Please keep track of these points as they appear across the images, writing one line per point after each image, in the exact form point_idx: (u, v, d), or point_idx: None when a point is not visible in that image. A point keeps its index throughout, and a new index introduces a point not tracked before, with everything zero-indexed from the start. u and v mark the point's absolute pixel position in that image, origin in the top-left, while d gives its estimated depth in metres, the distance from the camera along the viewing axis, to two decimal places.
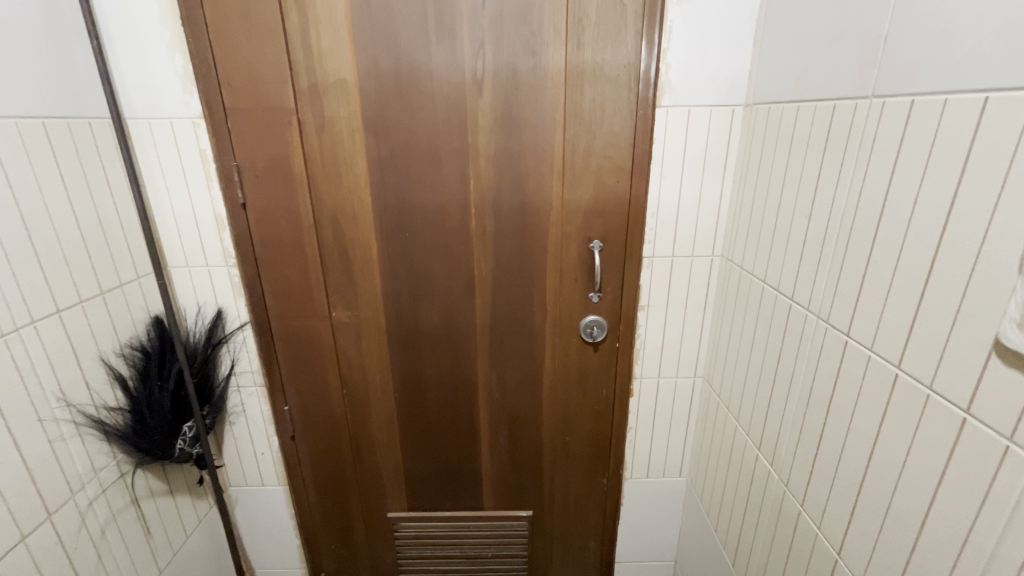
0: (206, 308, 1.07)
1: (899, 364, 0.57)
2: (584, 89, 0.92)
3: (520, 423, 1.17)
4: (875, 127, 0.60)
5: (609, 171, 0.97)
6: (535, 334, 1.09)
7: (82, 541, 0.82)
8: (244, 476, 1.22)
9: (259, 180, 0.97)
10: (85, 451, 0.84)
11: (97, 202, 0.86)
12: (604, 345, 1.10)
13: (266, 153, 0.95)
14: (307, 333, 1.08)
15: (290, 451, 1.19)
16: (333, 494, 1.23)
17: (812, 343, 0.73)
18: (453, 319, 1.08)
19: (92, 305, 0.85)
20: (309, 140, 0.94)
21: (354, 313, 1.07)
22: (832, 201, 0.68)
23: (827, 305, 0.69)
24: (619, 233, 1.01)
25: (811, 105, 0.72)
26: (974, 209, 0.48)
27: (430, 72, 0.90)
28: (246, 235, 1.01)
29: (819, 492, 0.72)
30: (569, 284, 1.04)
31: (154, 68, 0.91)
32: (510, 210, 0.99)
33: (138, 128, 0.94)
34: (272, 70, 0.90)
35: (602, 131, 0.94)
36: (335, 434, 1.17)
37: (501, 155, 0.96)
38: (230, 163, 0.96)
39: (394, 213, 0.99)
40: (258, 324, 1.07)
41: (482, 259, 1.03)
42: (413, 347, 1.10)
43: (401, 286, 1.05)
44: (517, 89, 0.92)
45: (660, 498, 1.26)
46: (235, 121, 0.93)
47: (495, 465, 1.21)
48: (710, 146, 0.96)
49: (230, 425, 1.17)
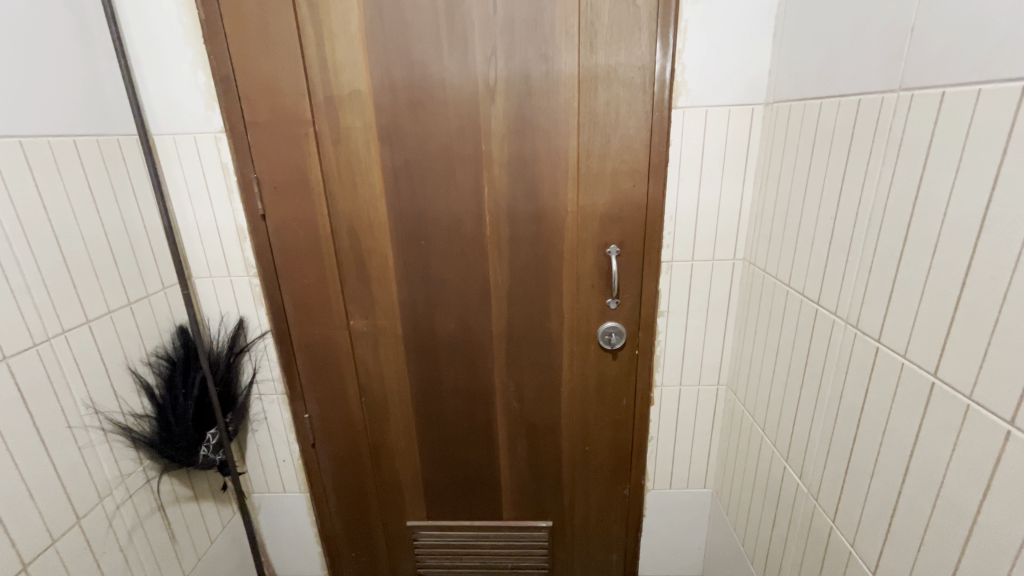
0: (228, 317, 1.09)
1: (934, 373, 0.53)
2: (598, 92, 0.91)
3: (539, 432, 1.15)
4: (903, 122, 0.57)
5: (624, 174, 0.95)
6: (553, 341, 1.07)
7: (109, 545, 0.84)
8: (267, 483, 1.24)
9: (279, 192, 0.99)
10: (113, 457, 0.86)
11: (124, 213, 0.89)
12: (623, 353, 1.07)
13: (285, 166, 0.97)
14: (325, 342, 1.09)
15: (310, 459, 1.20)
16: (353, 502, 1.24)
17: (840, 350, 0.70)
18: (469, 327, 1.07)
19: (120, 316, 0.88)
20: (326, 151, 0.96)
21: (371, 321, 1.08)
22: (859, 200, 0.65)
23: (855, 310, 0.66)
24: (637, 239, 0.99)
25: (835, 101, 0.69)
26: (1014, 205, 0.44)
27: (442, 80, 0.91)
28: (266, 246, 1.03)
29: (852, 507, 0.69)
30: (587, 291, 1.03)
31: (177, 86, 0.94)
32: (525, 216, 0.98)
33: (163, 143, 0.97)
34: (290, 84, 0.92)
35: (617, 134, 0.93)
36: (353, 441, 1.18)
37: (515, 162, 0.95)
38: (250, 176, 0.98)
39: (410, 221, 1.00)
40: (278, 332, 1.09)
41: (497, 266, 1.02)
42: (429, 355, 1.10)
43: (417, 295, 1.05)
44: (530, 94, 0.91)
45: (684, 510, 1.23)
46: (255, 134, 0.95)
47: (514, 474, 1.19)
48: (729, 148, 0.94)
49: (252, 433, 1.19)
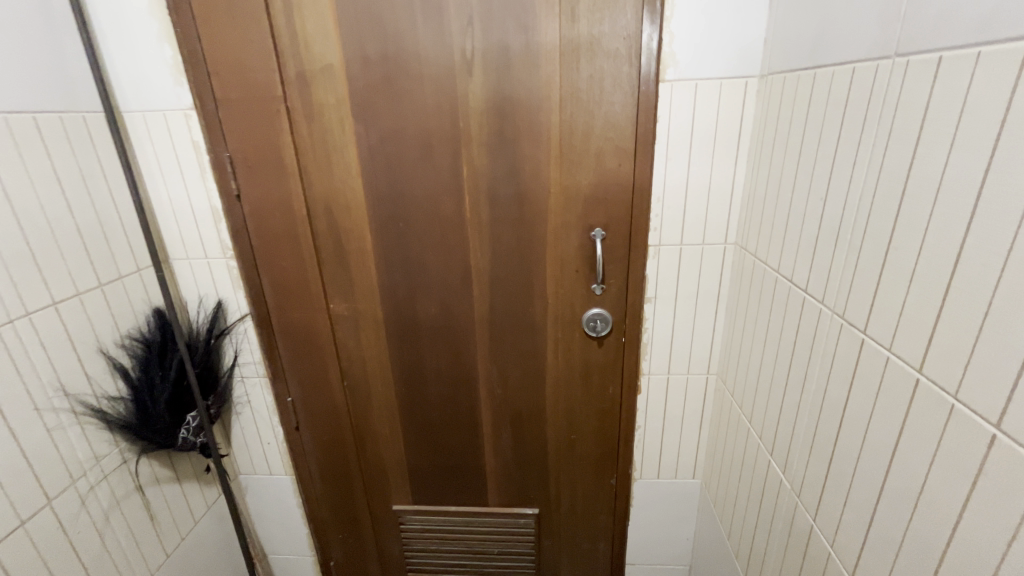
0: (207, 299, 1.07)
1: (919, 369, 0.49)
2: (580, 65, 0.85)
3: (523, 420, 1.13)
4: (897, 92, 0.51)
5: (609, 154, 0.90)
6: (536, 327, 1.04)
7: (84, 526, 0.84)
8: (253, 465, 1.24)
9: (253, 172, 0.96)
10: (86, 439, 0.86)
11: (93, 194, 0.87)
12: (609, 340, 1.04)
13: (258, 144, 0.94)
14: (306, 326, 1.08)
15: (294, 441, 1.20)
16: (339, 485, 1.24)
17: (826, 341, 0.65)
18: (450, 311, 1.05)
19: (90, 298, 0.86)
20: (299, 130, 0.92)
21: (351, 305, 1.06)
22: (850, 179, 0.60)
23: (842, 300, 0.62)
24: (622, 222, 0.95)
25: (829, 71, 0.64)
26: (1010, 185, 0.40)
27: (417, 53, 0.86)
28: (242, 228, 1.00)
29: (833, 506, 0.65)
30: (571, 276, 0.99)
31: (144, 61, 0.91)
32: (506, 197, 0.94)
33: (133, 121, 0.95)
34: (259, 58, 0.88)
35: (601, 111, 0.88)
36: (337, 425, 1.17)
37: (495, 140, 0.91)
38: (223, 155, 0.95)
39: (387, 203, 0.97)
40: (258, 315, 1.08)
41: (478, 250, 0.99)
42: (411, 339, 1.08)
43: (397, 278, 1.03)
44: (509, 68, 0.86)
45: (673, 501, 1.20)
46: (226, 112, 0.92)
47: (499, 461, 1.18)
48: (720, 125, 0.88)
49: (236, 415, 1.19)
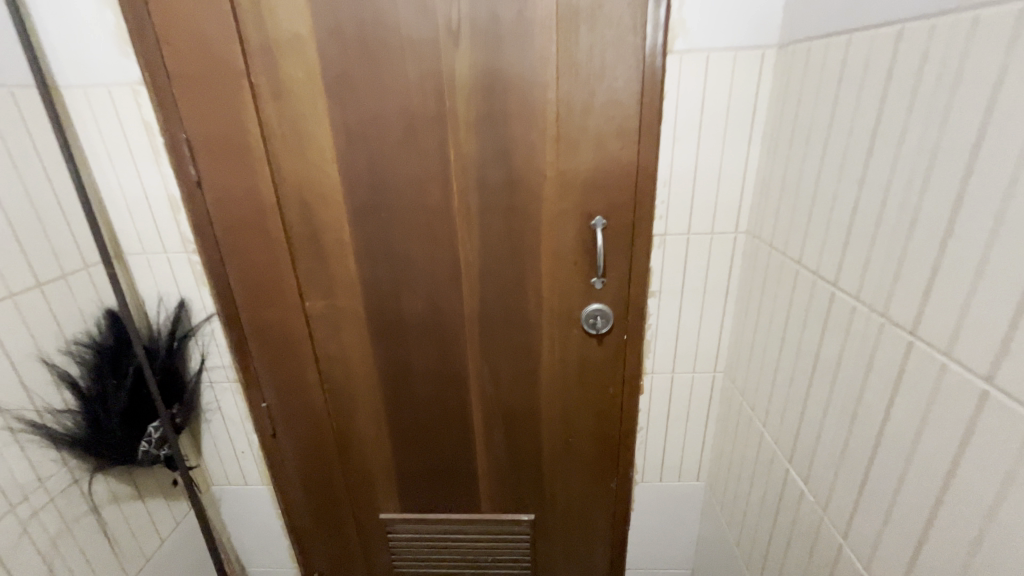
0: (168, 298, 0.97)
1: (988, 379, 0.41)
2: (579, 35, 0.77)
3: (516, 423, 1.06)
4: (961, 53, 0.43)
5: (611, 135, 0.82)
6: (531, 324, 0.96)
7: (26, 556, 0.75)
8: (226, 475, 1.15)
9: (214, 155, 0.86)
10: (26, 459, 0.76)
11: (27, 182, 0.77)
12: (610, 338, 0.97)
13: (218, 125, 0.84)
14: (280, 326, 0.99)
15: (271, 449, 1.11)
16: (322, 494, 1.16)
17: (861, 341, 0.57)
18: (438, 308, 0.96)
19: (25, 300, 0.76)
20: (264, 108, 0.82)
21: (329, 303, 0.97)
22: (894, 159, 0.51)
23: (882, 296, 0.53)
24: (625, 210, 0.87)
25: (867, 35, 0.55)
26: None
27: (396, 20, 0.77)
28: (205, 219, 0.90)
29: (867, 526, 0.57)
30: (569, 269, 0.91)
31: (83, 29, 0.80)
32: (497, 184, 0.86)
33: (74, 98, 0.84)
34: (216, 26, 0.78)
35: (602, 87, 0.79)
36: (318, 431, 1.09)
37: (485, 120, 0.82)
38: (179, 137, 0.85)
39: (366, 190, 0.87)
40: (225, 315, 0.98)
41: (467, 242, 0.90)
42: (396, 339, 0.99)
43: (379, 273, 0.94)
44: (500, 38, 0.77)
45: (675, 504, 1.14)
46: (180, 88, 0.82)
47: (492, 466, 1.11)
48: (733, 102, 0.80)
49: (206, 423, 1.09)
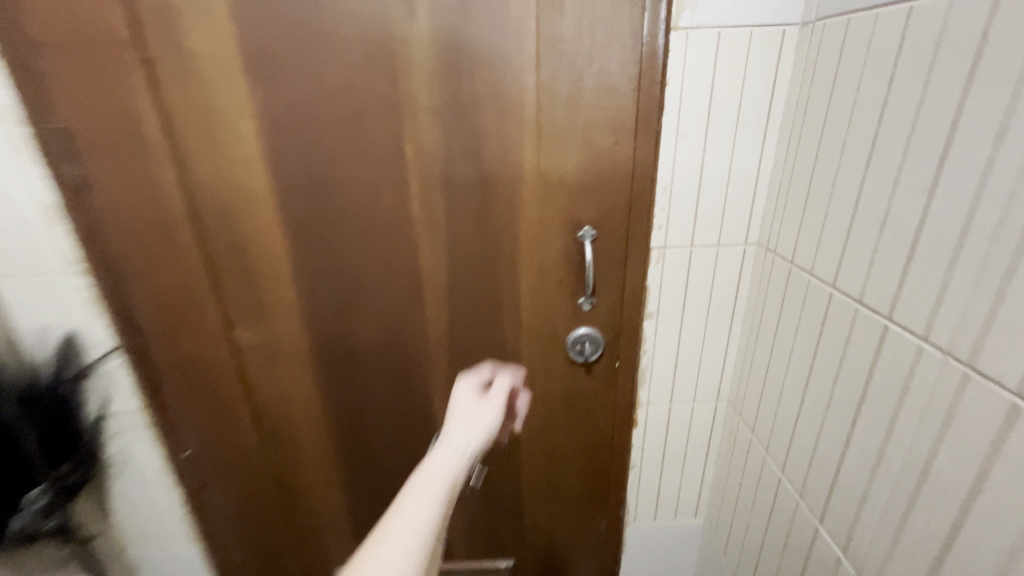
0: (52, 329, 0.76)
1: None
2: (564, 6, 0.62)
3: (492, 463, 0.92)
4: None
5: (602, 130, 0.68)
6: (508, 353, 0.82)
7: None
8: (143, 539, 0.93)
9: (102, 151, 0.67)
10: None
11: None
12: (599, 366, 0.83)
13: (105, 112, 0.65)
14: (202, 360, 0.81)
15: (196, 505, 0.92)
16: (263, 552, 0.98)
17: (930, 391, 0.47)
18: (397, 336, 0.80)
19: None
20: (166, 92, 0.65)
21: (262, 332, 0.79)
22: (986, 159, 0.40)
23: (963, 339, 0.44)
24: (618, 219, 0.73)
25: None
26: None
27: None
28: (97, 229, 0.72)
29: None
30: (551, 289, 0.77)
31: None
32: (465, 188, 0.71)
33: None
34: None
35: (592, 71, 0.65)
36: (255, 481, 0.91)
37: (449, 110, 0.67)
38: (52, 127, 0.66)
39: (303, 196, 0.71)
40: (131, 348, 0.79)
41: (430, 257, 0.75)
42: (346, 373, 0.83)
43: (323, 296, 0.77)
44: (466, 8, 0.62)
45: (670, 544, 1.02)
46: (51, 64, 0.63)
47: (464, 512, 0.96)
48: (747, 92, 0.67)
49: (114, 479, 0.87)
